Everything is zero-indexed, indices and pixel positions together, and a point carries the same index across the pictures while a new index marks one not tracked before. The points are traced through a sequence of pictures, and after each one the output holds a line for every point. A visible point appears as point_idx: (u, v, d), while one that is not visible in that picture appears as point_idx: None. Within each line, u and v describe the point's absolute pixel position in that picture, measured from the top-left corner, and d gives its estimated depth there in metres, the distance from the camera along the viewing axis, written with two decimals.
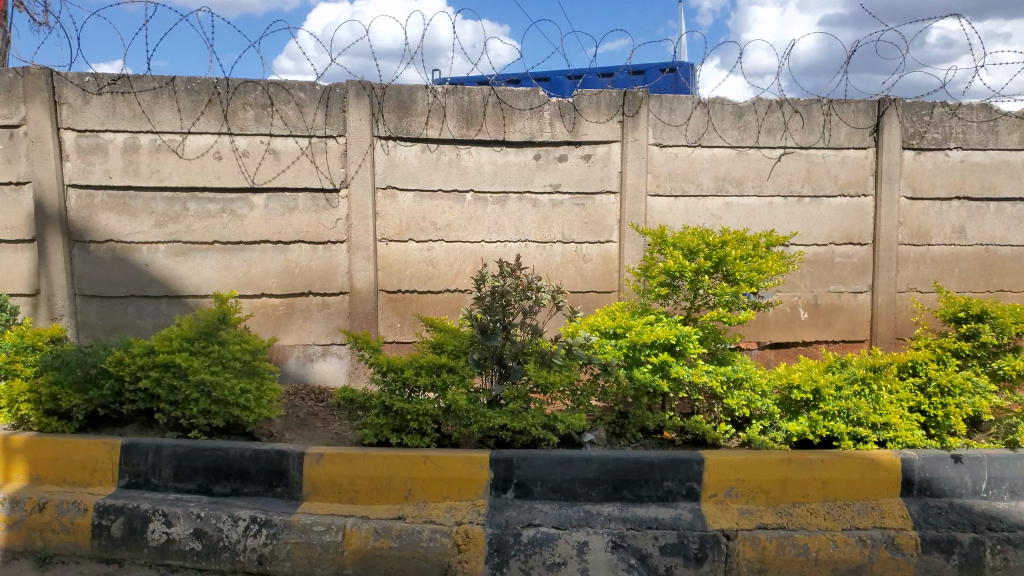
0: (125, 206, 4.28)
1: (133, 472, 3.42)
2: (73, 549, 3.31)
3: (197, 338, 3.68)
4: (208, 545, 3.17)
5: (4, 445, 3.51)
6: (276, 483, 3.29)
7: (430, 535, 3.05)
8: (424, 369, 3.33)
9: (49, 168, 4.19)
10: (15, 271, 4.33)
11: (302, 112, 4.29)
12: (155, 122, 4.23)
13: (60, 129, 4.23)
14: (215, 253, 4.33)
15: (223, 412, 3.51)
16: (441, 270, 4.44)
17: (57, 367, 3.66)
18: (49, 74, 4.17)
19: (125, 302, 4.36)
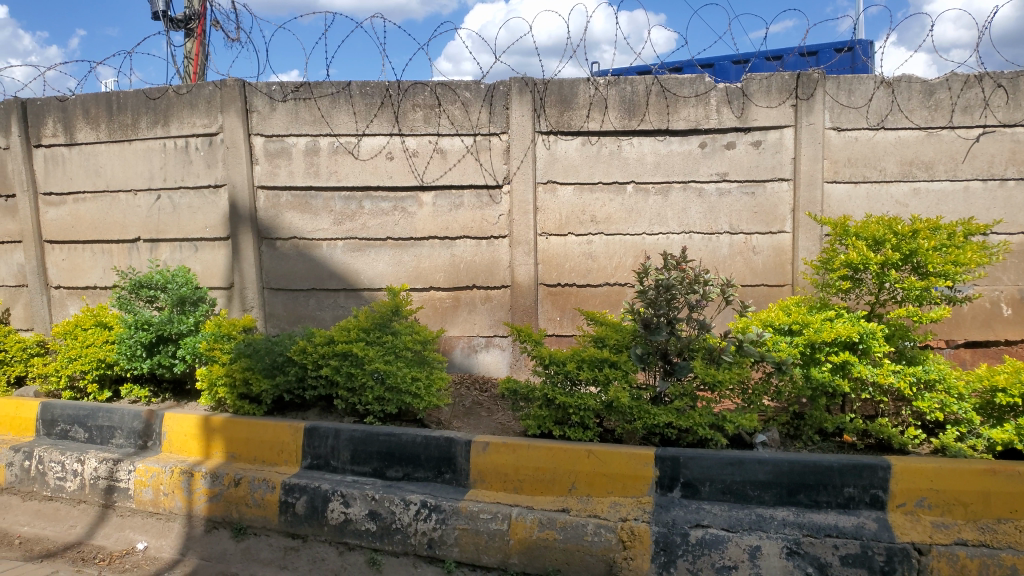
0: (307, 206, 4.58)
1: (315, 454, 3.65)
2: (264, 522, 3.60)
3: (373, 329, 3.87)
4: (382, 527, 3.33)
5: (205, 425, 3.88)
6: (445, 469, 3.40)
7: (595, 530, 3.03)
8: (586, 364, 3.28)
9: (241, 172, 4.56)
10: (214, 266, 4.78)
11: (468, 110, 4.38)
12: (333, 126, 4.49)
13: (250, 134, 4.59)
14: (387, 249, 4.55)
15: (397, 399, 3.69)
16: (602, 264, 4.39)
17: (249, 355, 3.99)
18: (241, 85, 4.54)
19: (307, 295, 4.67)
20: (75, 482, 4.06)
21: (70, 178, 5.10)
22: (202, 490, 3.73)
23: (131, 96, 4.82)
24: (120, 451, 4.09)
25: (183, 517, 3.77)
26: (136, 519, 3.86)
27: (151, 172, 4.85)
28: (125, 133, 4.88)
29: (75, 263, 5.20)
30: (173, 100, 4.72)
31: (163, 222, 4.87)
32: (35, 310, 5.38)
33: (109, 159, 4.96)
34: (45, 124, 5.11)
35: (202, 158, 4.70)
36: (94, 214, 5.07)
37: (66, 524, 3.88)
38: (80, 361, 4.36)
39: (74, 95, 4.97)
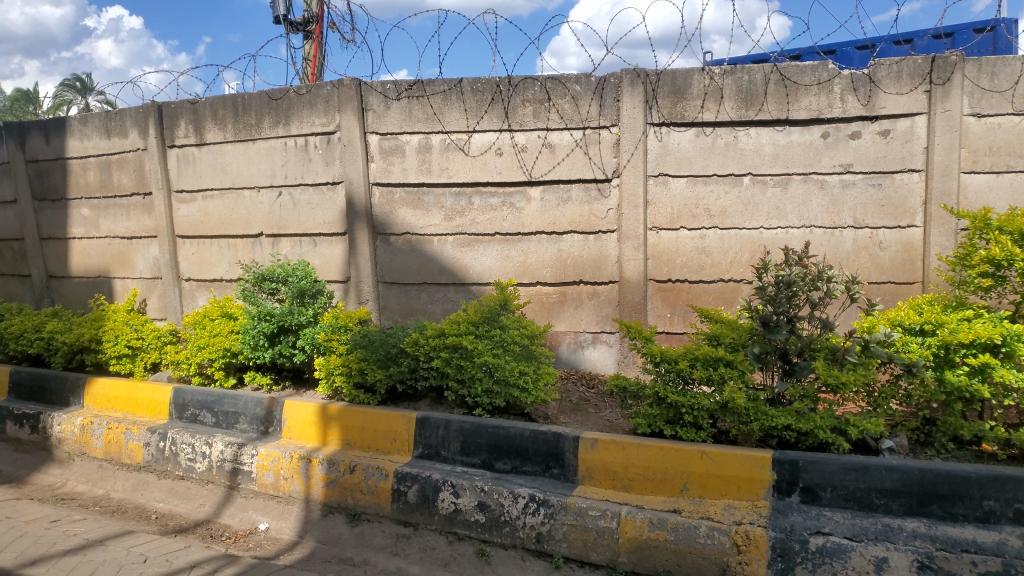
0: (419, 202, 4.68)
1: (426, 444, 3.73)
2: (376, 509, 3.71)
3: (482, 323, 3.92)
4: (491, 519, 3.36)
5: (323, 413, 4.03)
6: (553, 464, 3.40)
7: (708, 533, 2.95)
8: (699, 362, 3.21)
9: (357, 169, 4.71)
10: (332, 260, 4.96)
11: (578, 104, 4.35)
12: (445, 123, 4.56)
13: (366, 132, 4.73)
14: (496, 245, 4.58)
15: (505, 393, 3.71)
16: (716, 259, 4.27)
17: (364, 346, 4.13)
18: (357, 84, 4.68)
19: (418, 289, 4.77)
20: (204, 464, 4.31)
21: (200, 177, 5.40)
22: (319, 475, 3.87)
23: (255, 97, 5.06)
24: (244, 435, 4.31)
25: (301, 501, 3.94)
26: (258, 500, 4.07)
27: (273, 170, 5.08)
28: (250, 132, 5.12)
29: (203, 257, 5.51)
30: (294, 100, 4.91)
31: (284, 219, 5.09)
32: (169, 300, 5.75)
33: (236, 158, 5.23)
34: (178, 126, 5.43)
35: (320, 156, 4.89)
36: (221, 211, 5.35)
37: (196, 502, 4.21)
38: (208, 350, 4.66)
39: (204, 97, 5.27)
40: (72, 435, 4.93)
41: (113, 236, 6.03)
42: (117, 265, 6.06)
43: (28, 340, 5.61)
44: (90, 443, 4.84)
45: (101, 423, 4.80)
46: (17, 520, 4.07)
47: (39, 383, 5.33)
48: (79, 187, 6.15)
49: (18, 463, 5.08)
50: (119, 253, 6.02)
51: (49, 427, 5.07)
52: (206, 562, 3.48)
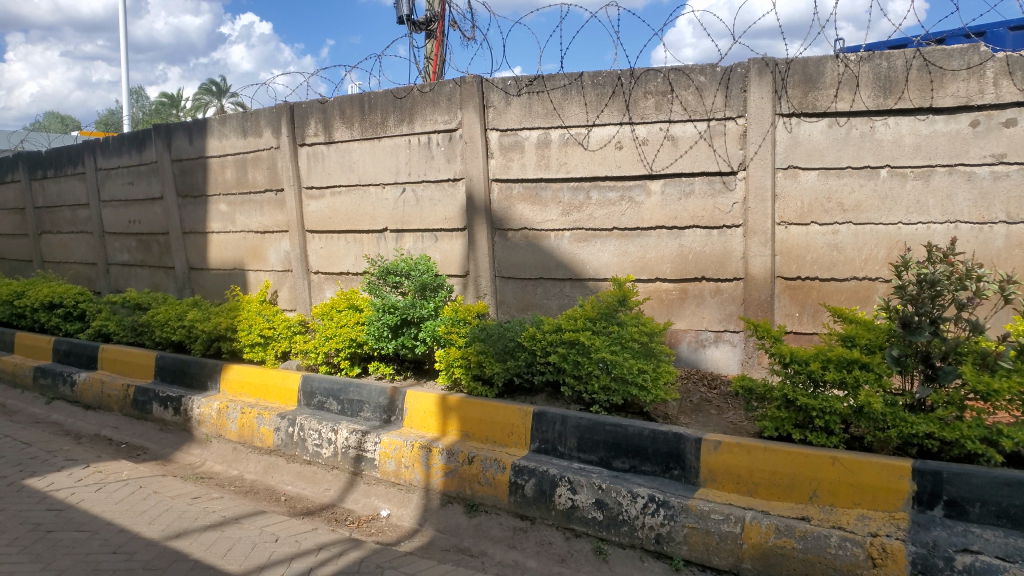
0: (537, 197, 4.69)
1: (543, 439, 3.74)
2: (494, 501, 3.75)
3: (599, 319, 3.89)
4: (609, 517, 3.33)
5: (443, 404, 4.12)
6: (673, 465, 3.33)
7: (839, 543, 2.82)
8: (832, 364, 3.06)
9: (477, 166, 4.79)
10: (452, 255, 5.07)
11: (702, 95, 4.23)
12: (565, 118, 4.55)
13: (487, 129, 4.79)
14: (614, 239, 4.50)
15: (623, 390, 3.68)
16: (849, 256, 4.05)
17: (483, 339, 4.21)
18: (479, 81, 4.74)
19: (535, 284, 4.78)
20: (330, 450, 4.48)
21: (328, 174, 5.63)
22: (438, 465, 3.95)
23: (380, 96, 5.22)
24: (367, 423, 4.46)
25: (421, 489, 4.03)
26: (380, 487, 4.20)
27: (397, 167, 5.23)
28: (375, 131, 5.30)
29: (331, 252, 5.74)
30: (417, 99, 5.04)
31: (407, 214, 5.24)
32: (298, 292, 6.02)
33: (362, 155, 5.41)
34: (308, 125, 5.68)
35: (442, 152, 4.99)
36: (348, 207, 5.56)
37: (322, 486, 4.40)
38: (335, 339, 4.87)
39: (332, 97, 5.49)
40: (210, 418, 5.25)
41: (248, 231, 6.37)
42: (251, 258, 6.40)
43: (172, 327, 6.02)
44: (226, 426, 5.14)
45: (236, 407, 5.09)
46: (163, 494, 4.38)
47: (182, 368, 5.71)
48: (218, 184, 6.53)
49: (163, 442, 5.47)
50: (253, 247, 6.36)
51: (190, 409, 5.42)
52: (332, 544, 3.64)
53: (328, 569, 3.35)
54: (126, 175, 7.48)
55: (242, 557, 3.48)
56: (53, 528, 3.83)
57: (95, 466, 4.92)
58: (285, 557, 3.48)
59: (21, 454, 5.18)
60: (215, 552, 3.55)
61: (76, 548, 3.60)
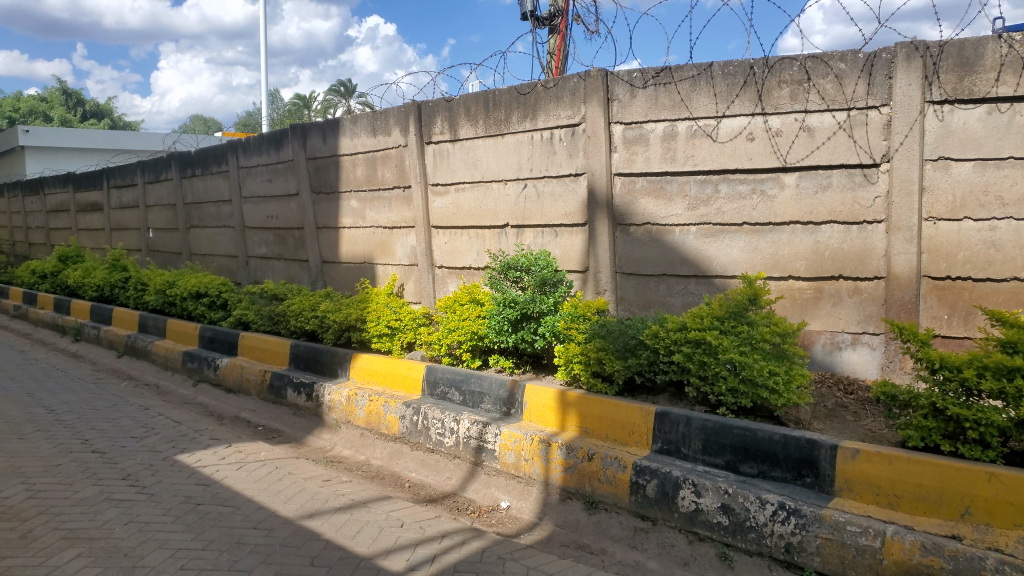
0: (662, 191, 4.58)
1: (666, 439, 3.65)
2: (615, 500, 3.70)
3: (728, 317, 3.75)
4: (736, 523, 3.21)
5: (562, 400, 4.11)
6: (806, 472, 3.18)
7: (997, 566, 2.59)
8: (988, 372, 2.84)
9: (601, 161, 4.75)
10: (572, 250, 5.04)
11: (842, 84, 4.00)
12: (693, 109, 4.42)
13: (611, 123, 4.74)
14: (743, 235, 4.33)
15: (752, 393, 3.55)
16: (1009, 254, 3.69)
17: (603, 336, 4.16)
18: (604, 74, 4.70)
19: (658, 280, 4.67)
20: (452, 439, 4.57)
21: (453, 170, 5.74)
22: (558, 460, 3.94)
23: (505, 93, 5.27)
24: (488, 415, 4.51)
25: (541, 484, 4.04)
26: (500, 479, 4.24)
27: (519, 163, 5.25)
28: (499, 128, 5.34)
29: (454, 247, 5.84)
30: (541, 94, 5.04)
31: (528, 210, 5.25)
32: (423, 285, 6.16)
33: (486, 152, 5.47)
34: (435, 123, 5.82)
35: (565, 148, 4.97)
36: (471, 202, 5.64)
37: (444, 475, 4.48)
38: (457, 332, 5.00)
39: (458, 95, 5.59)
40: (340, 404, 5.47)
41: (377, 226, 6.58)
42: (379, 253, 6.62)
43: (306, 317, 6.32)
44: (354, 413, 5.34)
45: (364, 395, 5.27)
46: (297, 476, 4.61)
47: (315, 356, 5.98)
48: (349, 181, 6.80)
49: (296, 426, 5.74)
50: (381, 241, 6.57)
51: (321, 395, 5.67)
52: (456, 532, 3.71)
53: (452, 557, 3.42)
54: (265, 172, 7.91)
55: (371, 540, 3.60)
56: (201, 502, 4.10)
57: (236, 445, 5.24)
58: (410, 542, 3.58)
59: (172, 432, 5.58)
60: (346, 533, 3.70)
61: (221, 521, 3.84)
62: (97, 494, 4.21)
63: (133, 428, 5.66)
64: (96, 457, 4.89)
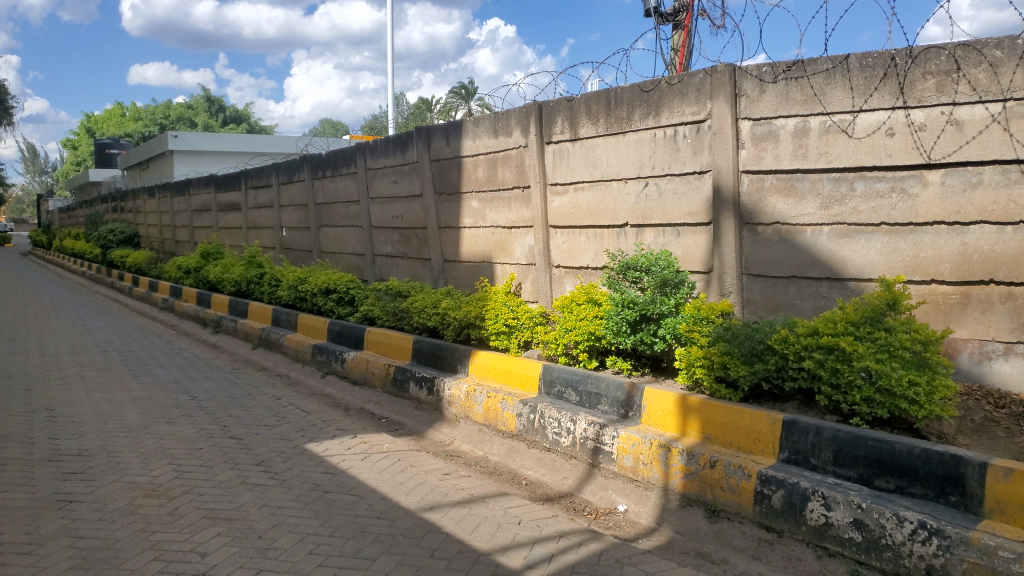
0: (793, 189, 4.40)
1: (794, 449, 3.51)
2: (737, 509, 3.59)
3: (863, 323, 3.57)
4: (870, 540, 3.04)
5: (683, 405, 4.03)
6: (949, 490, 2.96)
7: None
8: None
9: (727, 157, 4.62)
10: (695, 250, 4.92)
11: (996, 73, 3.69)
12: (827, 104, 4.21)
13: (738, 119, 4.59)
14: (881, 235, 4.09)
15: (889, 403, 3.34)
16: None
17: (728, 339, 4.04)
18: (732, 69, 4.57)
19: (787, 282, 4.48)
20: (569, 439, 4.56)
21: (573, 170, 5.73)
22: (678, 466, 3.86)
23: (628, 91, 5.21)
24: (605, 416, 4.48)
25: (659, 488, 3.96)
26: (618, 481, 4.19)
27: (641, 161, 5.18)
28: (621, 126, 5.29)
29: (572, 246, 5.83)
30: (665, 91, 4.96)
31: (649, 209, 5.17)
32: (540, 285, 6.17)
33: (606, 151, 5.43)
34: (556, 123, 5.84)
35: (689, 145, 4.86)
36: (591, 202, 5.61)
37: (561, 474, 4.49)
38: (574, 332, 5.03)
39: (580, 95, 5.59)
40: (459, 399, 5.58)
41: (496, 226, 6.67)
42: (498, 252, 6.70)
43: (428, 314, 6.48)
44: (473, 409, 5.43)
45: (483, 391, 5.35)
46: (418, 468, 4.74)
47: (436, 352, 6.14)
48: (470, 182, 6.92)
49: (417, 419, 5.90)
50: (500, 241, 6.64)
51: (442, 390, 5.80)
52: (573, 533, 3.71)
53: (570, 557, 3.42)
54: (391, 173, 8.18)
55: (489, 535, 3.65)
56: (328, 490, 4.29)
57: (361, 436, 5.45)
58: (528, 540, 3.60)
59: (302, 421, 5.87)
60: (464, 527, 3.76)
61: (347, 510, 4.00)
62: (234, 477, 4.49)
63: (267, 416, 5.99)
64: (233, 443, 5.20)
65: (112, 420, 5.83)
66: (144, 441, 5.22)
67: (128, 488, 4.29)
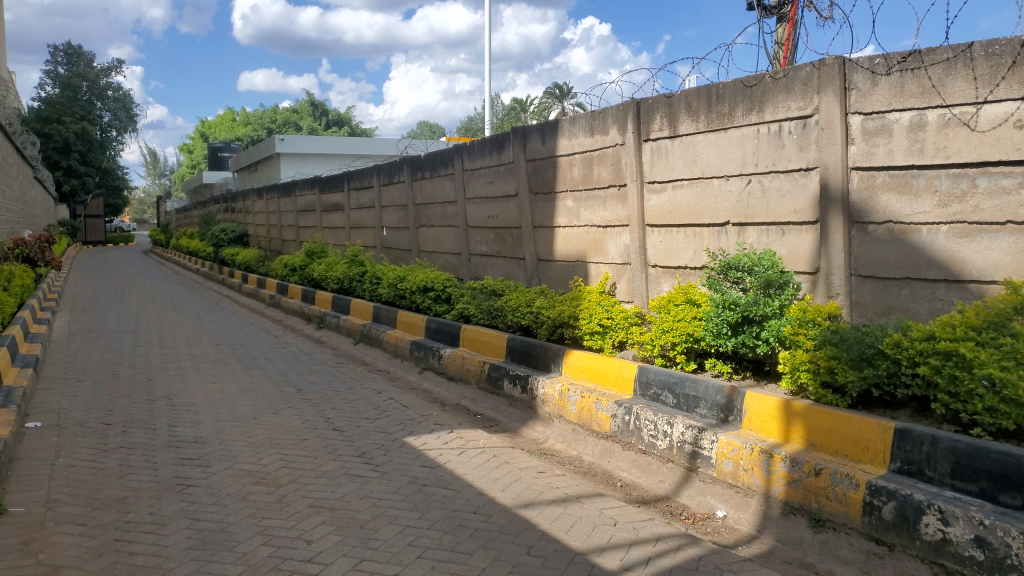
0: (907, 186, 4.17)
1: (906, 459, 3.33)
2: (844, 519, 3.44)
3: (986, 328, 3.36)
4: (993, 559, 2.85)
5: (786, 410, 3.90)
6: None
7: None
8: None
9: (835, 154, 4.44)
10: (801, 250, 4.74)
11: None
12: (947, 96, 3.97)
13: (848, 113, 4.40)
14: (1007, 235, 3.80)
15: (1016, 414, 3.10)
16: None
17: (836, 343, 3.89)
18: (842, 62, 4.39)
19: (899, 284, 4.24)
20: (665, 442, 4.49)
21: (671, 168, 5.63)
22: (781, 473, 3.73)
23: (730, 86, 5.09)
24: (703, 420, 4.39)
25: (760, 495, 3.85)
26: (716, 487, 4.10)
27: (743, 158, 5.04)
28: (722, 122, 5.17)
29: (670, 246, 5.73)
30: (769, 86, 4.82)
31: (752, 207, 5.03)
32: (636, 285, 6.10)
33: (707, 148, 5.32)
34: (654, 120, 5.76)
35: (794, 141, 4.70)
36: (690, 200, 5.50)
37: (657, 477, 4.42)
38: (672, 333, 4.96)
39: (679, 91, 5.50)
40: (553, 398, 5.59)
41: (591, 225, 6.63)
42: (592, 251, 6.66)
43: (522, 313, 6.52)
44: (567, 408, 5.42)
45: (577, 390, 5.34)
46: (513, 465, 4.77)
47: (530, 350, 6.17)
48: (566, 181, 6.90)
49: (512, 417, 5.94)
50: (595, 240, 6.60)
51: (536, 389, 5.82)
52: (670, 537, 3.66)
53: (667, 562, 3.37)
54: (487, 174, 8.26)
55: (585, 535, 3.64)
56: (426, 483, 4.38)
57: (457, 432, 5.54)
58: (624, 542, 3.57)
59: (401, 415, 6.02)
60: (560, 526, 3.77)
61: (445, 504, 4.07)
62: (337, 468, 4.65)
63: (368, 410, 6.18)
64: (336, 434, 5.39)
65: (225, 409, 6.15)
66: (254, 431, 5.47)
67: (240, 475, 4.52)
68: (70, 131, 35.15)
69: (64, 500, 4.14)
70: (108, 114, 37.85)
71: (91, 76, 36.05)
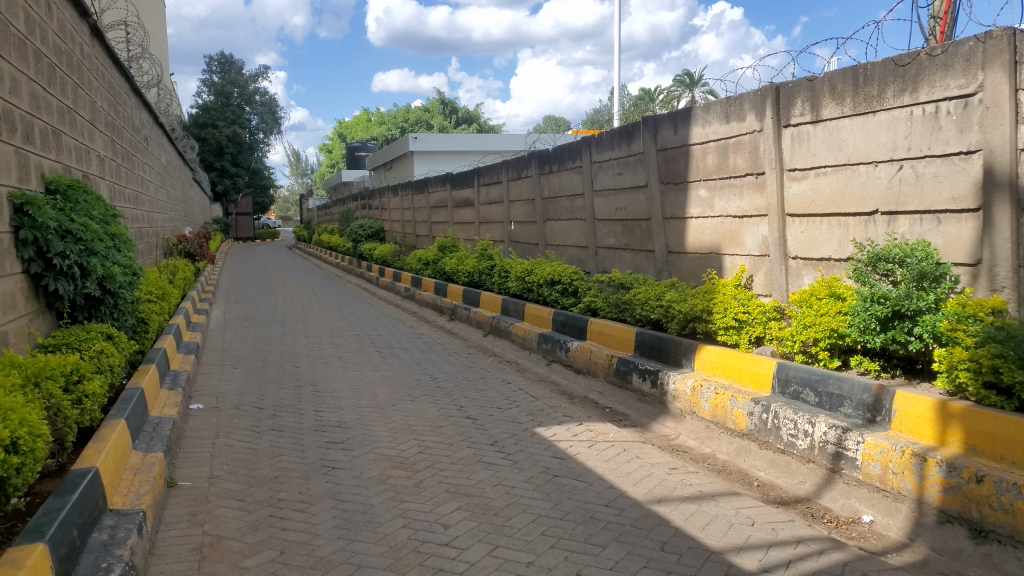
0: None
1: None
2: (1011, 532, 3.17)
3: None
4: None
5: (944, 411, 3.63)
6: None
7: None
8: None
9: (1002, 134, 4.08)
10: (959, 240, 4.39)
11: None
12: None
13: (1018, 90, 4.02)
14: None
15: None
16: None
17: (1001, 341, 3.58)
18: (1011, 34, 4.01)
19: None
20: (806, 442, 4.30)
21: (814, 155, 5.37)
22: (936, 478, 3.49)
23: (879, 66, 4.79)
24: (848, 419, 4.17)
25: (912, 501, 3.61)
26: (863, 490, 3.89)
27: (895, 142, 4.73)
28: (870, 104, 4.87)
29: (812, 236, 5.46)
30: (925, 63, 4.49)
31: (904, 194, 4.71)
32: (774, 277, 5.86)
33: (853, 132, 5.03)
34: (795, 104, 5.52)
35: (953, 122, 4.35)
36: (834, 187, 5.23)
37: (797, 478, 4.24)
38: (814, 329, 4.75)
39: (823, 74, 5.25)
40: (685, 394, 5.46)
41: (726, 215, 6.43)
42: (728, 242, 6.45)
43: (651, 306, 6.43)
44: (699, 404, 5.30)
45: (710, 387, 5.20)
46: (644, 460, 4.72)
47: (661, 345, 6.07)
48: (699, 170, 6.73)
49: (642, 411, 5.86)
50: (730, 231, 6.40)
51: (666, 383, 5.72)
52: (813, 540, 3.50)
53: (809, 565, 3.23)
54: (617, 165, 8.18)
55: (720, 534, 3.55)
56: (557, 474, 4.41)
57: (587, 424, 5.53)
58: (762, 542, 3.46)
59: (531, 406, 6.08)
60: (694, 523, 3.69)
61: (576, 495, 4.09)
62: (471, 455, 4.76)
63: (499, 400, 6.29)
64: (469, 423, 5.52)
65: (365, 396, 6.44)
66: (392, 418, 5.70)
67: (380, 459, 4.72)
68: (224, 134, 37.90)
69: (224, 476, 4.47)
70: (257, 118, 40.44)
71: (242, 82, 38.65)
